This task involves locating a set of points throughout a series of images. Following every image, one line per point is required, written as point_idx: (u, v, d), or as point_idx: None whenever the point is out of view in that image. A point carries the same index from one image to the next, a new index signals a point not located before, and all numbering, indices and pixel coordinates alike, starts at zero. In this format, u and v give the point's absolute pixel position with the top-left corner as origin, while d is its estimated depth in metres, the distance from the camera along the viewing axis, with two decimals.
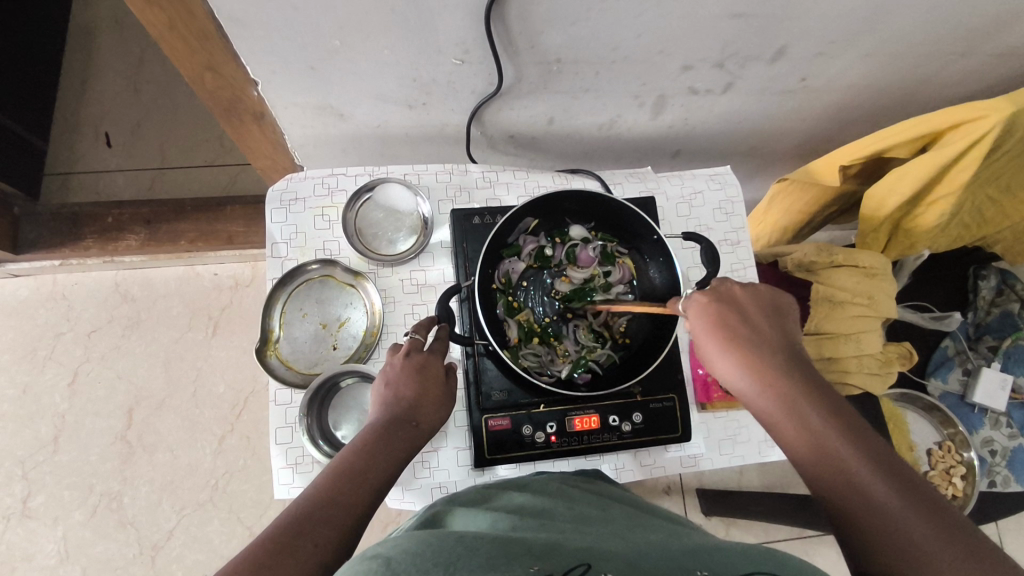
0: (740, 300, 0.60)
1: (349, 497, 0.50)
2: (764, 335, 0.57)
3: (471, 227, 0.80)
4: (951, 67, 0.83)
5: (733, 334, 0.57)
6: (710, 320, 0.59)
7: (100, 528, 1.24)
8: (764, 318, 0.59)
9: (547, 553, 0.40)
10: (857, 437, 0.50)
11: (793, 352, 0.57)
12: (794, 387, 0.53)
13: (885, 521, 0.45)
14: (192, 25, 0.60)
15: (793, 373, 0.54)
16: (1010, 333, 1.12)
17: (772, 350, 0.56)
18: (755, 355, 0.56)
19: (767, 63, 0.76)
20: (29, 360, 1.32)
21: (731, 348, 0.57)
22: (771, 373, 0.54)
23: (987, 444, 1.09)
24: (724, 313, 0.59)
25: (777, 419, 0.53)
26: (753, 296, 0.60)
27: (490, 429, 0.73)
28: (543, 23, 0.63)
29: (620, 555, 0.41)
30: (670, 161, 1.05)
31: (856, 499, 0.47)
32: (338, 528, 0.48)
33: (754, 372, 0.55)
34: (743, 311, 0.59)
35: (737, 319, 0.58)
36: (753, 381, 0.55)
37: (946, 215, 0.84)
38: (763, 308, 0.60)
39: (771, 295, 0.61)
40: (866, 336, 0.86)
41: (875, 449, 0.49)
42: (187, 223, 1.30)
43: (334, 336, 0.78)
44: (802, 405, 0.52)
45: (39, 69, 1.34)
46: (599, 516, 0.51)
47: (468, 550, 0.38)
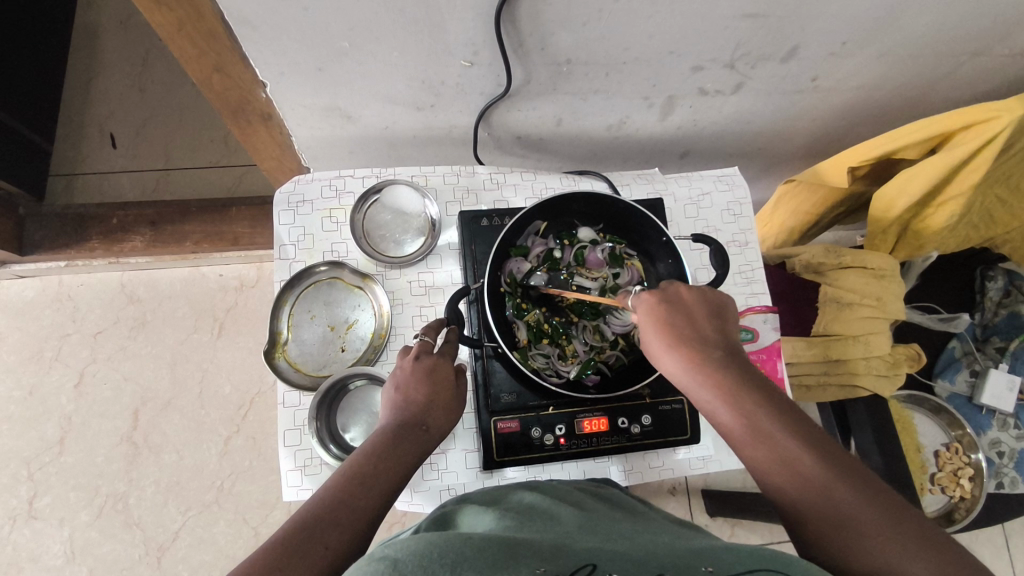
0: (684, 300, 0.59)
1: (359, 502, 0.50)
2: (706, 337, 0.56)
3: (479, 229, 0.79)
4: (961, 67, 0.82)
5: (677, 337, 0.56)
6: (656, 321, 0.57)
7: (107, 529, 1.24)
8: (707, 318, 0.58)
9: (554, 554, 0.40)
10: (802, 431, 0.49)
11: (735, 351, 0.56)
12: (740, 384, 0.52)
13: (834, 513, 0.45)
14: (201, 27, 0.60)
15: (737, 372, 0.53)
16: (1017, 333, 1.10)
17: (715, 350, 0.55)
18: (700, 355, 0.54)
19: (777, 63, 0.76)
20: (35, 361, 1.32)
21: (676, 350, 0.55)
22: (724, 381, 0.52)
23: (994, 446, 1.09)
24: (669, 314, 0.57)
25: (720, 419, 0.52)
26: (699, 295, 0.59)
27: (498, 431, 0.73)
28: (553, 24, 0.63)
29: (626, 553, 0.41)
30: (677, 162, 1.05)
31: (806, 494, 0.46)
32: (347, 532, 0.48)
33: (699, 373, 0.54)
34: (687, 311, 0.58)
35: (682, 320, 0.57)
36: (699, 382, 0.54)
37: (957, 216, 0.83)
38: (706, 308, 0.58)
39: (716, 295, 0.60)
40: (875, 338, 0.86)
41: (820, 441, 0.49)
42: (193, 224, 1.30)
43: (342, 338, 0.78)
44: (746, 402, 0.51)
45: (44, 70, 1.33)
46: (604, 519, 0.50)
47: (474, 551, 0.38)
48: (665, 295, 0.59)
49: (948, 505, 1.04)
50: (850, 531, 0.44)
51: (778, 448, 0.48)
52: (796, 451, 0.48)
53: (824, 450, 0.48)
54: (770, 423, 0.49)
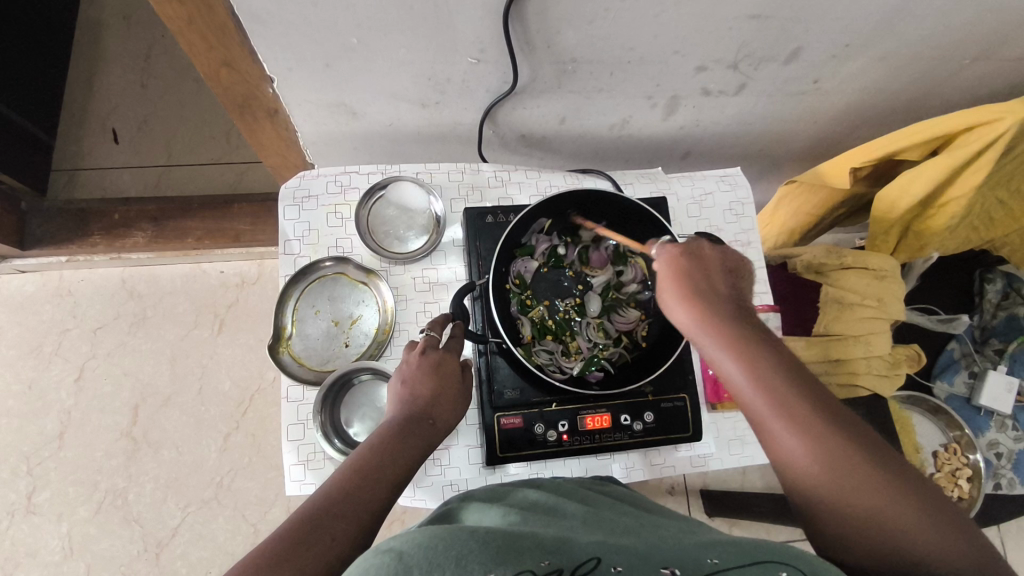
0: (703, 258, 0.59)
1: (365, 494, 0.50)
2: (722, 296, 0.57)
3: (484, 226, 0.79)
4: (962, 70, 0.83)
5: (696, 293, 0.57)
6: (675, 278, 0.58)
7: (105, 525, 1.24)
8: (723, 278, 0.59)
9: (559, 548, 0.40)
10: (813, 392, 0.50)
11: (750, 312, 0.57)
12: (757, 343, 0.53)
13: (841, 473, 0.46)
14: (210, 21, 0.60)
15: (753, 331, 0.54)
16: (1016, 335, 1.11)
17: (732, 309, 0.56)
18: (717, 312, 0.55)
19: (780, 64, 0.76)
20: (34, 356, 1.32)
21: (693, 306, 0.56)
22: (741, 341, 0.53)
23: (993, 447, 1.10)
24: (688, 273, 0.58)
25: (732, 373, 0.52)
26: (718, 256, 0.60)
27: (502, 427, 0.73)
28: (560, 22, 0.63)
29: (630, 547, 0.41)
30: (679, 162, 1.06)
31: (820, 458, 0.47)
32: (354, 523, 0.48)
33: (715, 328, 0.54)
34: (706, 270, 0.59)
35: (700, 278, 0.58)
36: (714, 338, 0.54)
37: (958, 217, 0.84)
38: (723, 269, 0.60)
39: (733, 258, 0.61)
40: (876, 338, 0.86)
41: (830, 404, 0.50)
42: (194, 220, 1.31)
43: (346, 333, 0.78)
44: (760, 359, 0.52)
45: (46, 65, 1.33)
46: (611, 514, 0.51)
47: (478, 544, 0.38)
48: (686, 254, 0.60)
49: None
50: (855, 490, 0.46)
51: (791, 405, 0.49)
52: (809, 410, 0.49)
53: (833, 412, 0.49)
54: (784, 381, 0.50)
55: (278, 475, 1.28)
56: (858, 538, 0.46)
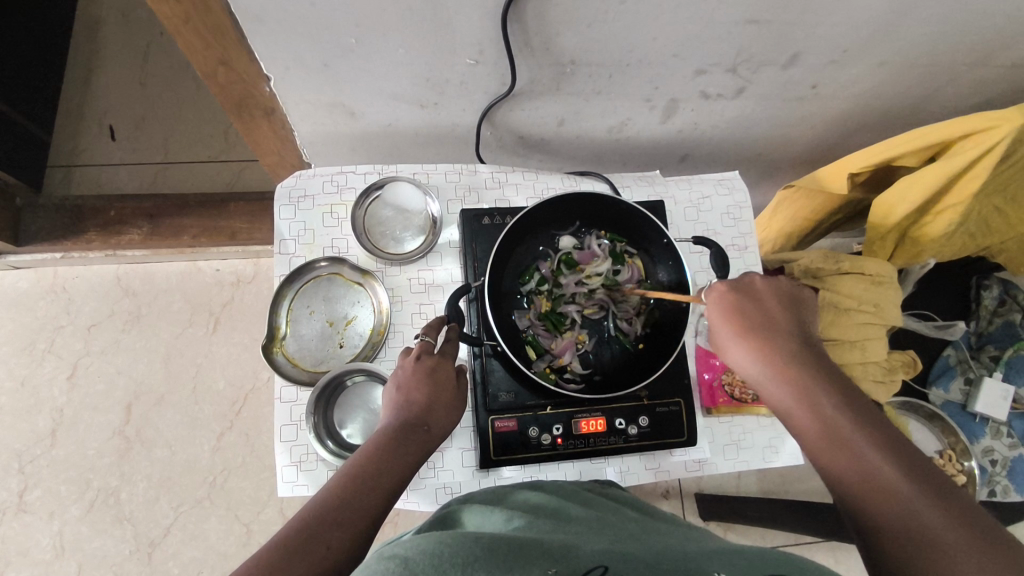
0: (760, 291, 0.60)
1: (362, 501, 0.50)
2: (781, 326, 0.57)
3: (481, 227, 0.79)
4: (961, 77, 0.83)
5: (749, 326, 0.57)
6: (727, 310, 0.59)
7: (97, 524, 1.23)
8: (783, 308, 0.59)
9: (565, 555, 0.40)
10: (871, 427, 0.49)
11: (810, 343, 0.57)
12: (812, 380, 0.53)
13: (898, 510, 0.45)
14: (207, 20, 0.60)
15: (809, 365, 0.54)
16: (1012, 342, 1.11)
17: (790, 342, 0.56)
18: (771, 346, 0.56)
19: (780, 68, 0.76)
20: (28, 353, 1.31)
21: (746, 338, 0.57)
22: (790, 372, 0.54)
23: (987, 453, 1.09)
24: (742, 305, 0.59)
25: (789, 408, 0.53)
26: (773, 288, 0.60)
27: (496, 430, 0.72)
28: (559, 25, 0.63)
29: (634, 555, 0.41)
30: (677, 166, 1.05)
31: (866, 485, 0.46)
32: (350, 532, 0.48)
33: (769, 362, 0.55)
34: (762, 303, 0.59)
35: (756, 310, 0.58)
36: (770, 374, 0.54)
37: (954, 224, 0.84)
38: (782, 300, 0.59)
39: (791, 290, 0.61)
40: (871, 344, 0.86)
41: (892, 440, 0.48)
42: (190, 218, 1.30)
43: (341, 334, 0.77)
44: (816, 393, 0.52)
45: (42, 60, 1.32)
46: (615, 519, 0.50)
47: (484, 550, 0.38)
48: (738, 285, 0.60)
49: None
50: (913, 529, 0.44)
51: (845, 441, 0.49)
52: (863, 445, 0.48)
53: (891, 447, 0.48)
54: (840, 417, 0.50)
55: (272, 475, 1.28)
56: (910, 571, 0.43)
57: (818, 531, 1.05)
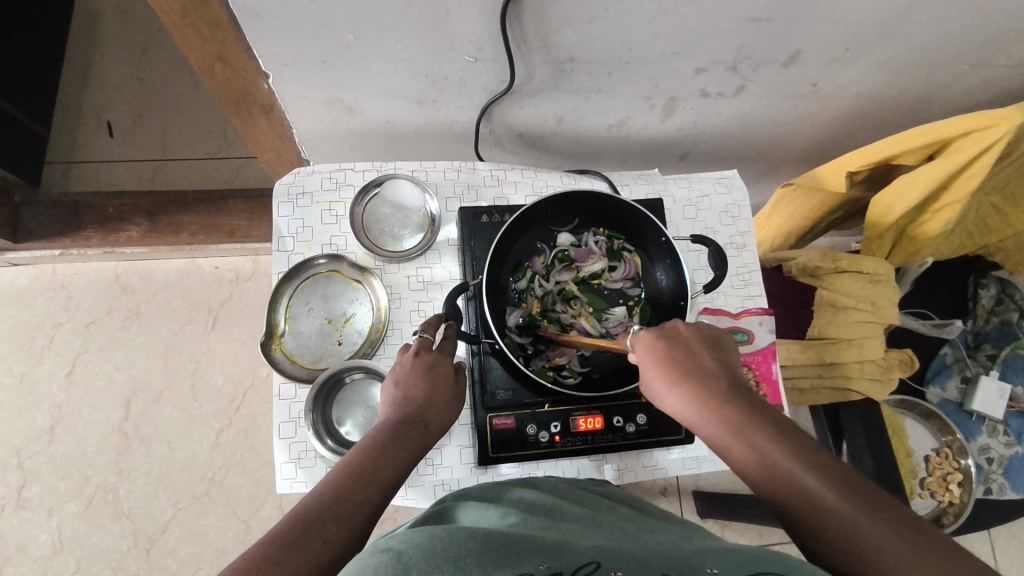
0: (681, 337, 0.59)
1: (358, 496, 0.50)
2: (708, 368, 0.56)
3: (479, 225, 0.79)
4: (959, 77, 0.83)
5: (679, 371, 0.56)
6: (655, 358, 0.58)
7: (95, 520, 1.23)
8: (707, 351, 0.58)
9: (557, 551, 0.40)
10: (812, 457, 0.48)
11: (740, 382, 0.56)
12: (747, 418, 0.51)
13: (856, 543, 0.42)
14: (206, 16, 0.60)
15: (743, 402, 0.53)
16: (1007, 342, 1.13)
17: (721, 382, 0.55)
18: (702, 388, 0.54)
19: (778, 67, 0.76)
20: (26, 349, 1.31)
21: (679, 385, 0.55)
22: (725, 411, 0.52)
23: (983, 452, 1.10)
24: (668, 351, 0.58)
25: (730, 452, 0.51)
26: (694, 330, 0.60)
27: (494, 427, 0.73)
28: (558, 22, 0.63)
29: (628, 553, 0.41)
30: (675, 164, 1.06)
31: (816, 517, 0.45)
32: (345, 526, 0.48)
33: (704, 406, 0.53)
34: (687, 345, 0.58)
35: (682, 355, 0.57)
36: (705, 417, 0.53)
37: (952, 223, 0.84)
38: (705, 341, 0.59)
39: (712, 331, 0.61)
40: (869, 342, 0.87)
41: (834, 469, 0.47)
42: (189, 214, 1.29)
43: (339, 331, 0.77)
44: (753, 432, 0.50)
45: (41, 56, 1.32)
46: (608, 517, 0.51)
47: (476, 546, 0.38)
48: (664, 333, 0.60)
49: (938, 509, 1.03)
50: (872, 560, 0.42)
51: (791, 478, 0.47)
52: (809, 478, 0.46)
53: (836, 475, 0.46)
54: (780, 451, 0.48)
55: (271, 472, 1.28)
56: None
57: None
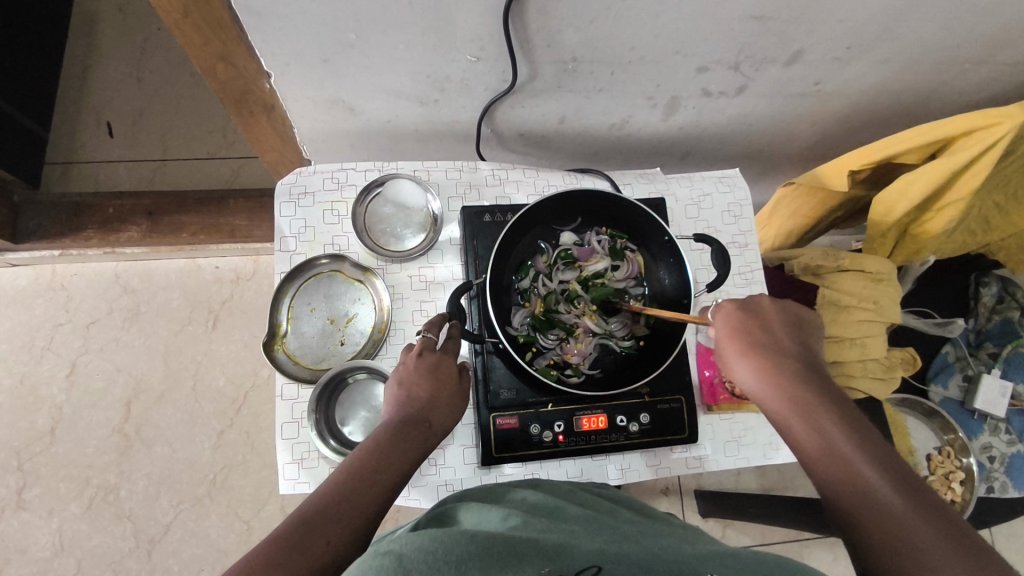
0: (763, 312, 0.63)
1: (362, 495, 0.50)
2: (784, 345, 0.60)
3: (481, 224, 0.79)
4: (962, 75, 0.83)
5: (753, 343, 0.60)
6: (731, 328, 0.62)
7: (97, 521, 1.23)
8: (787, 330, 0.62)
9: (559, 554, 0.40)
10: (868, 442, 0.50)
11: (813, 362, 0.59)
12: (810, 395, 0.55)
13: (883, 514, 0.46)
14: (209, 16, 0.59)
15: (809, 380, 0.56)
16: (1010, 340, 1.11)
17: (792, 360, 0.58)
18: (772, 361, 0.58)
19: (781, 66, 0.76)
20: (27, 350, 1.31)
21: (748, 356, 0.59)
22: (787, 383, 0.56)
23: (986, 450, 1.09)
24: (745, 323, 0.62)
25: (787, 420, 0.54)
26: (778, 308, 0.63)
27: (497, 427, 0.72)
28: (561, 21, 0.63)
29: (631, 556, 0.41)
30: (677, 163, 1.05)
31: (850, 487, 0.48)
32: (349, 526, 0.48)
33: (768, 378, 0.57)
34: (766, 322, 0.62)
35: (758, 330, 0.61)
36: (767, 386, 0.57)
37: (954, 222, 0.84)
38: (786, 321, 0.63)
39: (797, 312, 0.64)
40: (871, 341, 0.87)
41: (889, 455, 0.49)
42: (189, 215, 1.28)
43: (341, 331, 0.77)
44: (815, 408, 0.54)
45: (39, 56, 1.32)
46: (610, 519, 0.51)
47: (478, 548, 0.38)
48: (744, 305, 0.64)
49: None
50: (898, 535, 0.44)
51: (843, 453, 0.50)
52: (861, 458, 0.49)
53: (888, 462, 0.49)
54: (835, 427, 0.52)
55: (272, 473, 1.28)
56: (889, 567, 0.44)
57: (814, 527, 1.06)
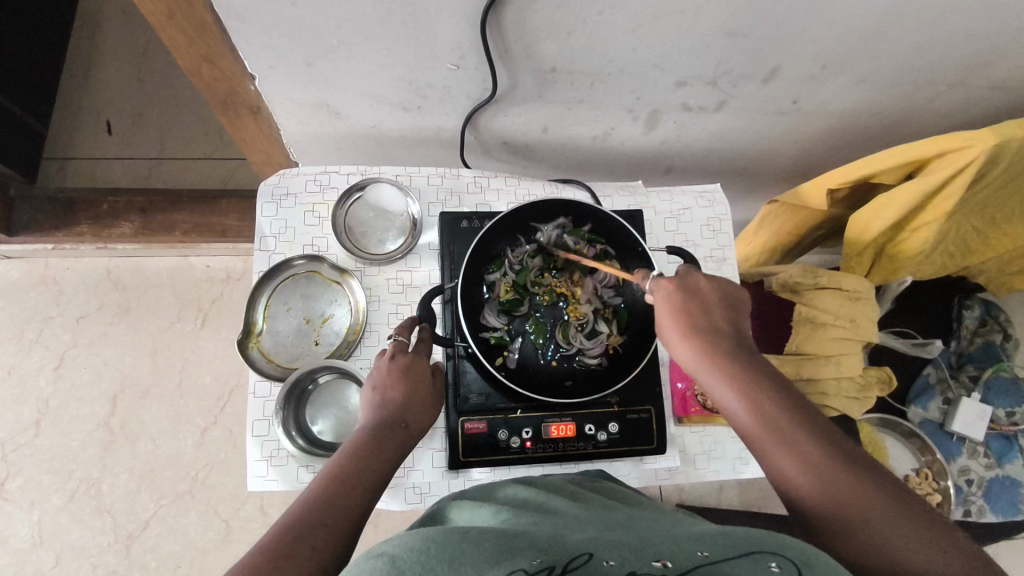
0: (701, 293, 0.62)
1: (344, 499, 0.51)
2: (722, 329, 0.60)
3: (459, 230, 0.80)
4: (940, 97, 0.84)
5: (695, 327, 0.59)
6: (676, 312, 0.61)
7: (77, 515, 1.23)
8: (723, 311, 0.61)
9: (551, 546, 0.40)
10: (816, 428, 0.52)
11: (746, 342, 0.60)
12: (755, 379, 0.55)
13: (840, 498, 0.48)
14: (192, 17, 0.61)
15: (750, 364, 0.57)
16: (991, 363, 1.12)
17: (733, 344, 0.59)
18: (715, 346, 0.58)
19: (758, 82, 0.77)
20: (16, 342, 1.32)
21: (694, 340, 0.59)
22: (735, 371, 0.56)
23: (964, 473, 1.08)
24: (687, 307, 0.61)
25: (736, 407, 0.55)
26: (715, 288, 0.63)
27: (465, 431, 0.73)
28: (538, 32, 0.64)
29: (622, 541, 0.41)
30: (661, 177, 1.06)
31: (808, 477, 0.50)
32: (333, 532, 0.48)
33: (717, 362, 0.57)
34: (704, 302, 0.61)
35: (700, 312, 0.61)
36: (714, 370, 0.57)
37: (930, 242, 0.84)
38: (723, 302, 0.62)
39: (733, 292, 0.64)
40: (847, 359, 0.87)
41: (828, 431, 0.53)
42: (182, 213, 1.30)
43: (317, 331, 0.78)
44: (762, 395, 0.54)
45: (42, 53, 1.34)
46: (601, 509, 0.51)
47: (470, 544, 0.39)
48: (684, 286, 0.63)
49: None
50: (865, 527, 0.47)
51: (794, 444, 0.51)
52: (808, 442, 0.51)
53: (837, 446, 0.51)
54: (779, 412, 0.53)
55: None
56: (850, 548, 0.47)
57: None
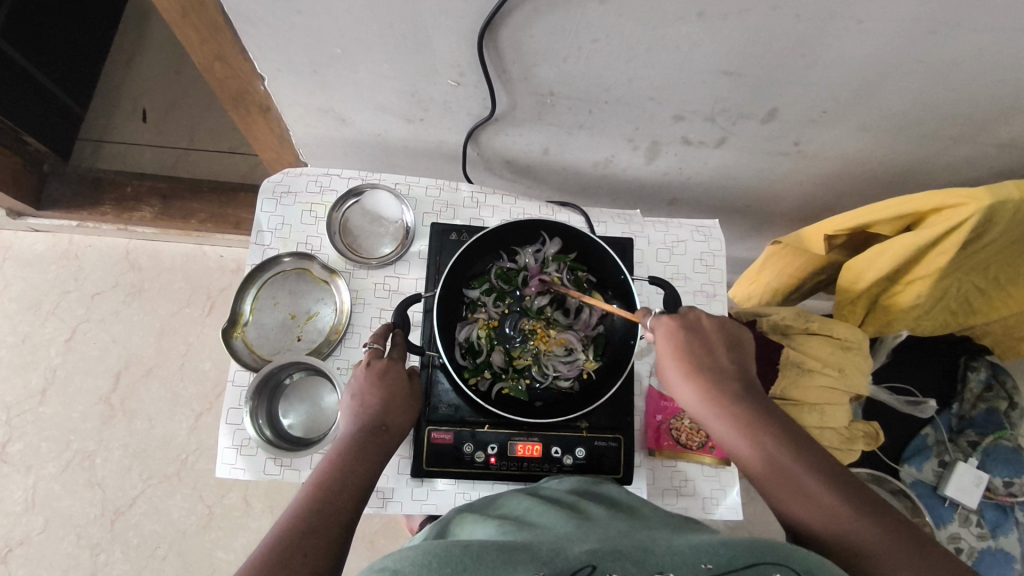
0: (702, 331, 0.62)
1: (332, 506, 0.54)
2: (723, 367, 0.60)
3: (447, 243, 0.81)
4: (947, 151, 0.83)
5: (697, 366, 0.59)
6: (676, 351, 0.61)
7: (69, 485, 1.27)
8: (723, 347, 0.61)
9: (552, 557, 0.41)
10: (827, 470, 0.53)
11: (747, 378, 0.60)
12: (760, 423, 0.56)
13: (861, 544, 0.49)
14: (204, 17, 0.64)
15: (753, 405, 0.57)
16: (992, 430, 1.08)
17: (737, 384, 0.59)
18: (717, 388, 0.58)
19: (758, 122, 0.77)
20: (32, 311, 1.37)
21: (696, 382, 0.59)
22: (738, 415, 0.56)
23: (954, 540, 1.05)
24: (687, 346, 0.61)
25: (744, 453, 0.55)
26: (715, 324, 0.62)
27: (431, 441, 0.73)
28: (535, 56, 0.66)
29: (624, 548, 0.43)
30: (665, 208, 1.06)
31: (826, 523, 0.50)
32: (325, 538, 0.51)
33: (720, 406, 0.57)
34: (704, 341, 0.61)
35: (701, 351, 0.60)
36: (719, 415, 0.57)
37: (925, 297, 0.82)
38: (722, 337, 0.62)
39: (733, 329, 0.63)
40: (831, 409, 0.85)
41: (833, 469, 0.53)
42: (201, 203, 1.34)
43: (301, 327, 0.80)
44: (769, 439, 0.55)
45: (91, 41, 1.41)
46: (598, 516, 0.52)
47: (472, 559, 0.41)
48: (683, 323, 0.62)
49: None
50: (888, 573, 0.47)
51: (807, 490, 0.51)
52: (820, 486, 0.51)
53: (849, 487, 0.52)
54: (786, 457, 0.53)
55: None
56: None
57: None
